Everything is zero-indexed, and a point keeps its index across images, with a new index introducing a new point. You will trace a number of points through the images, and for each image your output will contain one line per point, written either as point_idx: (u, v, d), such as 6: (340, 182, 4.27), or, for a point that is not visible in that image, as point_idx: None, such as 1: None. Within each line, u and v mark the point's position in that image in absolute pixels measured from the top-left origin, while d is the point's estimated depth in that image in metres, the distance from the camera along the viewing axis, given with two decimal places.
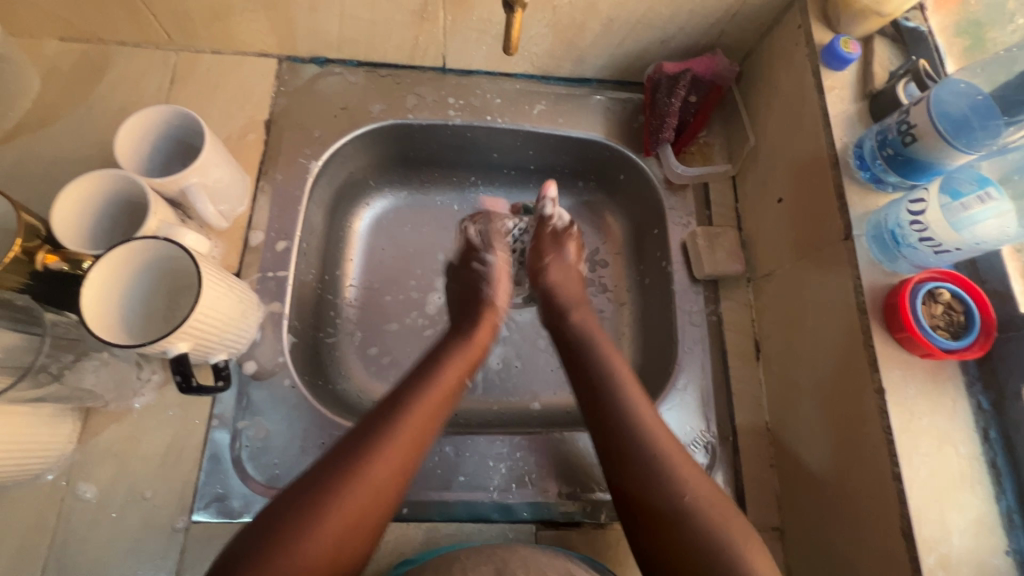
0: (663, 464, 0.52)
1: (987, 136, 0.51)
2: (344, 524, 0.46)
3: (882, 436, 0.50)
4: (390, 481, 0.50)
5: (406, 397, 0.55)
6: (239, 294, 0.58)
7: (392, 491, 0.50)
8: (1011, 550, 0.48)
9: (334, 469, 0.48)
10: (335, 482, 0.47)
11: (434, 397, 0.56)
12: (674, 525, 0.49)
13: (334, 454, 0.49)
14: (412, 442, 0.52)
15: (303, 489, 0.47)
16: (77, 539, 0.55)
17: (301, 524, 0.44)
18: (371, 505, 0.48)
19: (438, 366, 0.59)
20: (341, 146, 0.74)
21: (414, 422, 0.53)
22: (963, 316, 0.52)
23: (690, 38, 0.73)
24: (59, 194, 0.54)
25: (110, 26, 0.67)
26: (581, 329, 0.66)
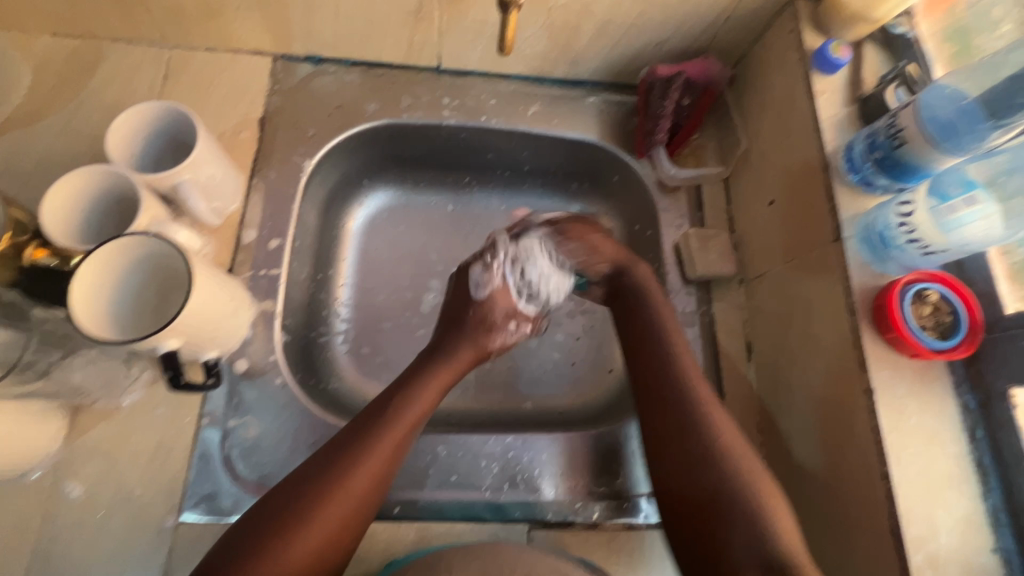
0: (725, 469, 0.51)
1: (973, 140, 0.51)
2: (317, 543, 0.47)
3: (871, 436, 0.51)
4: (364, 498, 0.50)
5: (381, 412, 0.55)
6: (230, 291, 0.58)
7: (367, 506, 0.51)
8: (997, 549, 0.48)
9: (306, 488, 0.49)
10: (307, 503, 0.48)
11: (412, 411, 0.56)
12: (718, 519, 0.49)
13: (307, 473, 0.50)
14: (386, 458, 0.52)
15: (274, 511, 0.48)
16: (63, 538, 0.54)
17: (276, 545, 0.46)
18: (344, 525, 0.49)
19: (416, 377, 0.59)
20: (335, 145, 0.73)
21: (389, 437, 0.53)
22: (951, 318, 0.53)
23: (683, 41, 0.73)
24: (58, 180, 0.54)
25: (103, 22, 0.67)
26: (641, 328, 0.62)
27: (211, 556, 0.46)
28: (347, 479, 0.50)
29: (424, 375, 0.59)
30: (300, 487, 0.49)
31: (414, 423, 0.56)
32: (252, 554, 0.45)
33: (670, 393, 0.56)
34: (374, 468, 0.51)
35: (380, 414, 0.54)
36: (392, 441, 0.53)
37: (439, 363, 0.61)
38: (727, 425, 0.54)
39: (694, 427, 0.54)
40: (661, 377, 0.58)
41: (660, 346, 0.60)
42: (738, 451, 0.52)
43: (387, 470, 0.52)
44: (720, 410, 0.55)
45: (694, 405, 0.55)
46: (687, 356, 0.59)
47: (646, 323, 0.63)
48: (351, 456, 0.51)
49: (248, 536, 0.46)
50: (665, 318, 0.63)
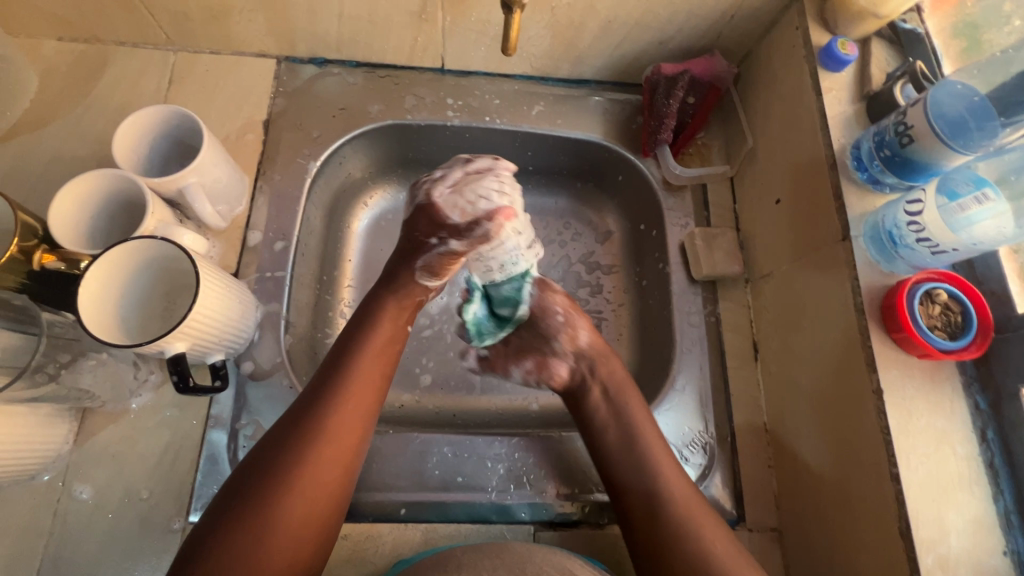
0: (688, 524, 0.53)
1: (983, 136, 0.51)
2: (309, 488, 0.49)
3: (880, 436, 0.50)
4: (342, 445, 0.52)
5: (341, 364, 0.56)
6: (237, 294, 0.58)
7: (351, 446, 0.53)
8: (1008, 550, 0.48)
9: (283, 447, 0.50)
10: (289, 447, 0.50)
11: (372, 354, 0.58)
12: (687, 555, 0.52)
13: (277, 435, 0.51)
14: (362, 403, 0.55)
15: (251, 474, 0.48)
16: (73, 539, 0.55)
17: (261, 504, 0.47)
18: (328, 472, 0.50)
19: (370, 321, 0.60)
20: (340, 147, 0.73)
21: (353, 382, 0.55)
22: (960, 317, 0.52)
23: (688, 39, 0.73)
24: (60, 189, 0.54)
25: (109, 26, 0.67)
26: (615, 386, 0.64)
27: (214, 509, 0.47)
28: (321, 428, 0.51)
29: (374, 317, 0.60)
30: (275, 450, 0.50)
31: (377, 364, 0.57)
32: (237, 520, 0.46)
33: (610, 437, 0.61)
34: (346, 414, 0.53)
35: (343, 360, 0.56)
36: (358, 387, 0.55)
37: (397, 301, 0.62)
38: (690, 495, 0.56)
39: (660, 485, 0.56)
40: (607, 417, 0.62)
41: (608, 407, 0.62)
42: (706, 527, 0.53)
43: (361, 412, 0.54)
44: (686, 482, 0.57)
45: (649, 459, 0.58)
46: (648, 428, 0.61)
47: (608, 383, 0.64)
48: (322, 407, 0.52)
49: (232, 502, 0.47)
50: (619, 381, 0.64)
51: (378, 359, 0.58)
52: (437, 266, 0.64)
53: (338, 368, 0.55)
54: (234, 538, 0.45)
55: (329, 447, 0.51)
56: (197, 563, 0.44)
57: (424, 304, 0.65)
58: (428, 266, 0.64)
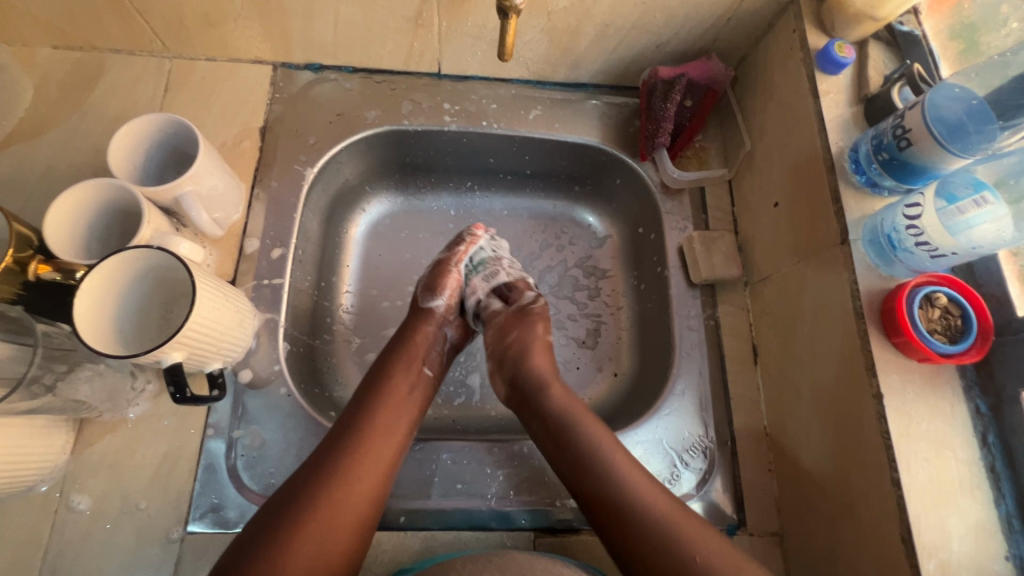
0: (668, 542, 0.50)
1: (981, 140, 0.51)
2: (326, 530, 0.49)
3: (880, 441, 0.50)
4: (362, 488, 0.52)
5: (363, 408, 0.58)
6: (235, 303, 0.58)
7: (369, 490, 0.53)
8: (1010, 556, 0.48)
9: (304, 484, 0.51)
10: (311, 486, 0.50)
11: (398, 399, 0.59)
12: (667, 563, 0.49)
13: (301, 474, 0.52)
14: (384, 445, 0.56)
15: (275, 510, 0.49)
16: (70, 551, 0.55)
17: (281, 540, 0.47)
18: (346, 517, 0.50)
19: (393, 368, 0.62)
20: (336, 153, 0.73)
21: (376, 426, 0.56)
22: (961, 321, 0.52)
23: (685, 42, 0.72)
24: (58, 197, 0.53)
25: (104, 34, 0.67)
26: (561, 414, 0.60)
27: (231, 551, 0.47)
28: (343, 471, 0.52)
29: (394, 363, 0.62)
30: (298, 487, 0.51)
31: (399, 407, 0.59)
32: (258, 555, 0.46)
33: (577, 464, 0.56)
34: (367, 456, 0.54)
35: (365, 403, 0.58)
36: (381, 429, 0.56)
37: (410, 340, 0.65)
38: (662, 497, 0.53)
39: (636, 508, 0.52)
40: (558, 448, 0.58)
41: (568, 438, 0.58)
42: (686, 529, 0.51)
43: (383, 456, 0.55)
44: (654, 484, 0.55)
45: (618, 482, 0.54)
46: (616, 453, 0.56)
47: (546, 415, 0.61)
48: (345, 447, 0.54)
49: (254, 544, 0.47)
50: (562, 401, 0.61)
51: (404, 406, 0.59)
52: (433, 282, 0.69)
53: (365, 412, 0.57)
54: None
55: (349, 492, 0.51)
56: None
57: (435, 335, 0.67)
58: (428, 284, 0.69)
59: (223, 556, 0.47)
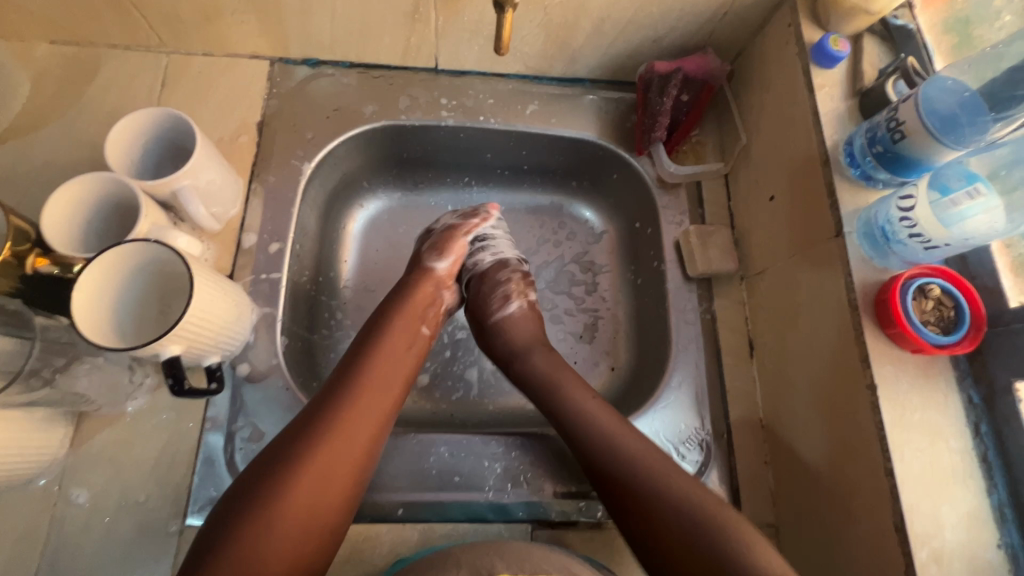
0: (649, 495, 0.52)
1: (974, 132, 0.51)
2: (325, 475, 0.49)
3: (875, 431, 0.51)
4: (361, 434, 0.53)
5: (363, 356, 0.58)
6: (233, 296, 0.58)
7: (369, 436, 0.53)
8: (1002, 544, 0.48)
9: (301, 431, 0.51)
10: (312, 430, 0.51)
11: (396, 350, 0.60)
12: (650, 518, 0.51)
13: (299, 422, 0.52)
14: (383, 393, 0.56)
15: (273, 458, 0.49)
16: (69, 543, 0.55)
17: (279, 485, 0.47)
18: (345, 462, 0.51)
19: (393, 318, 0.62)
20: (334, 148, 0.73)
21: (376, 374, 0.57)
22: (953, 312, 0.52)
23: (682, 37, 0.73)
24: (56, 192, 0.54)
25: (101, 29, 0.67)
26: (547, 374, 0.64)
27: (233, 493, 0.48)
28: (343, 416, 0.53)
29: (395, 314, 0.63)
30: (297, 435, 0.51)
31: (397, 361, 0.59)
32: (256, 499, 0.47)
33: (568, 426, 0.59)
34: (367, 403, 0.54)
35: (366, 351, 0.59)
36: (381, 378, 0.57)
37: (411, 297, 0.65)
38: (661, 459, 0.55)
39: (633, 473, 0.54)
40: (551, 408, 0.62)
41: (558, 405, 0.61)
42: (680, 486, 0.52)
43: (382, 404, 0.56)
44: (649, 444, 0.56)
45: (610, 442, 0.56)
46: (606, 418, 0.58)
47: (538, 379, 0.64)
48: (345, 397, 0.54)
49: (254, 486, 0.48)
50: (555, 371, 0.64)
51: (403, 357, 0.60)
52: (440, 242, 0.70)
53: (363, 364, 0.57)
54: (252, 518, 0.46)
55: (348, 437, 0.52)
56: (216, 538, 0.45)
57: (434, 295, 0.67)
58: (434, 243, 0.70)
59: (223, 500, 0.48)
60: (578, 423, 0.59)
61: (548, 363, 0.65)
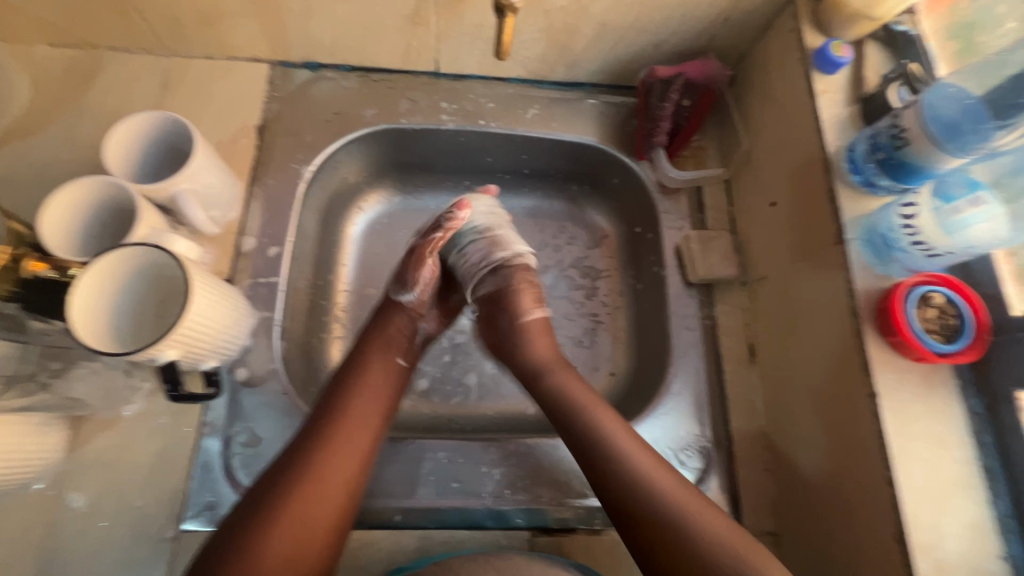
0: (650, 511, 0.52)
1: (977, 140, 0.50)
2: (295, 533, 0.48)
3: (876, 440, 0.50)
4: (333, 484, 0.51)
5: (333, 402, 0.56)
6: (231, 300, 0.58)
7: (342, 485, 0.52)
8: (1005, 556, 0.48)
9: (259, 499, 0.49)
10: (281, 488, 0.50)
11: (368, 391, 0.58)
12: (641, 531, 0.52)
13: (261, 485, 0.51)
14: (354, 440, 0.54)
15: (239, 524, 0.48)
16: (64, 548, 0.55)
17: (244, 557, 0.46)
18: (317, 514, 0.50)
19: (366, 357, 0.61)
20: (334, 152, 0.73)
21: (348, 420, 0.55)
22: (956, 320, 0.52)
23: (683, 41, 0.72)
24: (60, 189, 0.54)
25: (101, 32, 0.67)
26: (562, 401, 0.60)
27: (200, 559, 0.47)
28: (313, 468, 0.51)
29: (367, 355, 0.61)
30: (258, 504, 0.49)
31: (371, 402, 0.58)
32: (226, 573, 0.45)
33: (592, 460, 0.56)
34: (341, 449, 0.53)
35: (337, 395, 0.57)
36: (354, 424, 0.55)
37: (383, 337, 0.63)
38: (681, 487, 0.53)
39: (640, 495, 0.53)
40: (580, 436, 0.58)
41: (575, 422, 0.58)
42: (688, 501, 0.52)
43: (357, 450, 0.54)
44: (662, 467, 0.55)
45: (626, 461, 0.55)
46: (615, 427, 0.57)
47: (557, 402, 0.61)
48: (311, 452, 0.52)
49: (221, 552, 0.46)
50: (575, 394, 0.60)
51: (375, 397, 0.58)
52: (404, 274, 0.65)
53: (325, 419, 0.55)
54: None
55: (321, 492, 0.50)
56: None
57: (408, 325, 0.66)
58: (398, 275, 0.66)
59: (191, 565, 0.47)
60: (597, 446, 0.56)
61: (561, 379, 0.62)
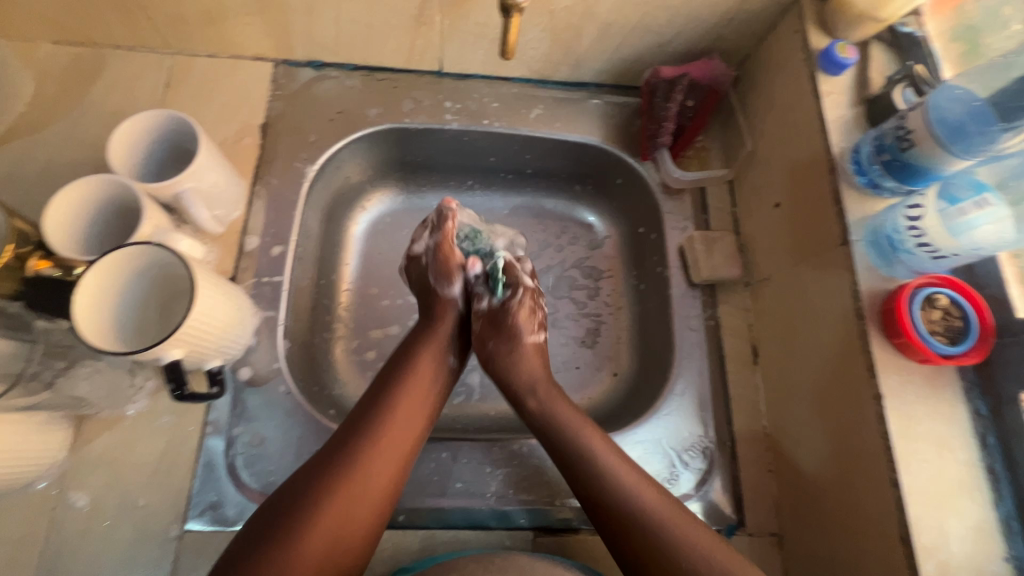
0: (639, 519, 0.52)
1: (985, 141, 0.50)
2: (342, 518, 0.49)
3: (880, 442, 0.50)
4: (382, 473, 0.52)
5: (386, 391, 0.57)
6: (234, 300, 0.58)
7: (390, 475, 0.53)
8: (1009, 556, 0.48)
9: (303, 494, 0.49)
10: (331, 472, 0.50)
11: (421, 383, 0.59)
12: (631, 534, 0.52)
13: (299, 481, 0.50)
14: (406, 430, 0.55)
15: (281, 510, 0.48)
16: (68, 547, 0.55)
17: (285, 553, 0.46)
18: (364, 500, 0.50)
19: (420, 349, 0.62)
20: (337, 151, 0.73)
21: (402, 409, 0.56)
22: (960, 322, 0.52)
23: (687, 42, 0.72)
24: (69, 183, 0.54)
25: (105, 30, 0.67)
26: (550, 411, 0.60)
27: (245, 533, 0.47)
28: (365, 456, 0.52)
29: (422, 347, 0.62)
30: (300, 500, 0.49)
31: (423, 395, 0.59)
32: (268, 561, 0.45)
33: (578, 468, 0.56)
34: (391, 439, 0.54)
35: (389, 385, 0.58)
36: (405, 413, 0.56)
37: (439, 339, 0.63)
38: (658, 495, 0.54)
39: (621, 498, 0.53)
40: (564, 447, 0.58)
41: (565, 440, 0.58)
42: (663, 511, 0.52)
43: (407, 442, 0.55)
44: (650, 484, 0.55)
45: (608, 471, 0.55)
46: (605, 449, 0.57)
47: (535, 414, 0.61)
48: (364, 439, 0.53)
49: (269, 529, 0.47)
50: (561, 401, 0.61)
51: (427, 389, 0.59)
52: (443, 270, 0.64)
53: (373, 419, 0.55)
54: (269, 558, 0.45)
55: (372, 480, 0.51)
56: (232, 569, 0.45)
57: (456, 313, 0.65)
58: (438, 271, 0.64)
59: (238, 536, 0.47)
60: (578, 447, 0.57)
61: (547, 396, 0.61)
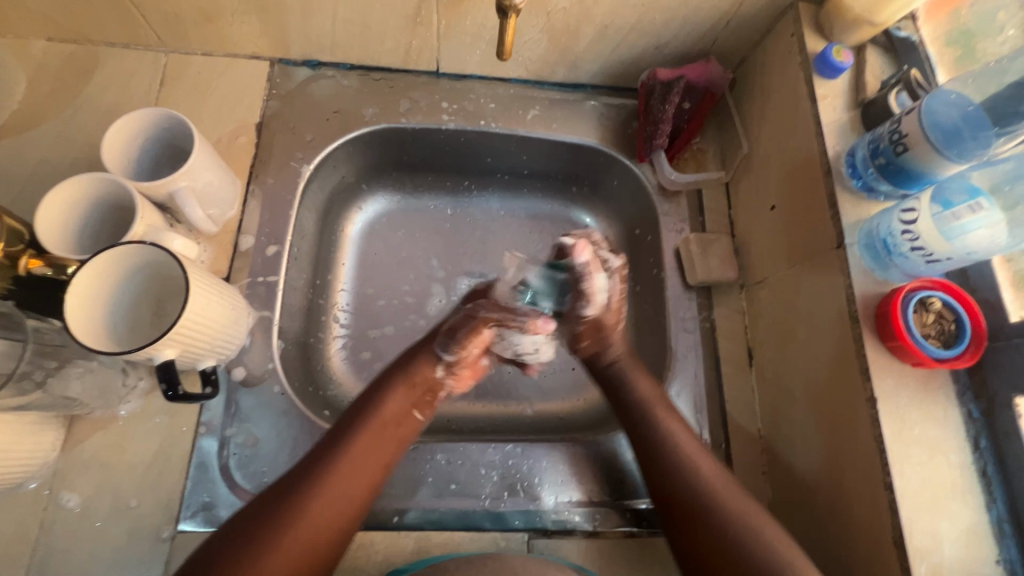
0: (717, 506, 0.53)
1: (978, 146, 0.51)
2: (288, 550, 0.47)
3: (874, 445, 0.50)
4: (331, 505, 0.50)
5: (350, 425, 0.55)
6: (229, 299, 0.58)
7: (340, 511, 0.51)
8: (1001, 560, 0.48)
9: (249, 529, 0.47)
10: (281, 507, 0.49)
11: (390, 415, 0.57)
12: (708, 523, 0.53)
13: (244, 515, 0.48)
14: (366, 465, 0.54)
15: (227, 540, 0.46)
16: (59, 549, 0.54)
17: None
18: (307, 529, 0.48)
19: (395, 380, 0.59)
20: (333, 151, 0.73)
21: (366, 442, 0.54)
22: (954, 325, 0.52)
23: (684, 44, 0.73)
24: (66, 180, 0.53)
25: (99, 27, 0.66)
26: (622, 382, 0.64)
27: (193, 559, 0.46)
28: (317, 488, 0.50)
29: (397, 380, 0.59)
30: (241, 538, 0.47)
31: (393, 428, 0.57)
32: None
33: (648, 440, 0.60)
34: (344, 473, 0.52)
35: (355, 418, 0.56)
36: (368, 446, 0.54)
37: (406, 377, 0.59)
38: (714, 467, 0.56)
39: (682, 477, 0.56)
40: (635, 418, 0.61)
41: (648, 427, 0.60)
42: (723, 493, 0.54)
43: (364, 477, 0.53)
44: (706, 455, 0.58)
45: (667, 441, 0.59)
46: (671, 420, 0.60)
47: (614, 379, 0.65)
48: (314, 471, 0.51)
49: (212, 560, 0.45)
50: (628, 372, 0.64)
51: (399, 425, 0.57)
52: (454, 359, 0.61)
53: (333, 452, 0.53)
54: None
55: (318, 516, 0.49)
56: None
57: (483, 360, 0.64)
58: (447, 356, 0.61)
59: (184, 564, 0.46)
60: (646, 420, 0.61)
61: (650, 389, 0.63)
